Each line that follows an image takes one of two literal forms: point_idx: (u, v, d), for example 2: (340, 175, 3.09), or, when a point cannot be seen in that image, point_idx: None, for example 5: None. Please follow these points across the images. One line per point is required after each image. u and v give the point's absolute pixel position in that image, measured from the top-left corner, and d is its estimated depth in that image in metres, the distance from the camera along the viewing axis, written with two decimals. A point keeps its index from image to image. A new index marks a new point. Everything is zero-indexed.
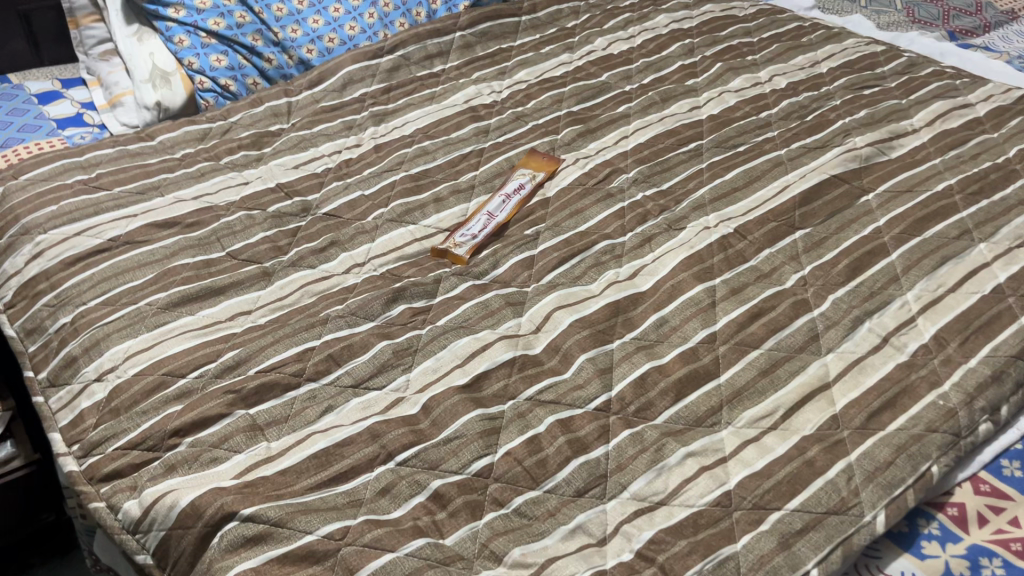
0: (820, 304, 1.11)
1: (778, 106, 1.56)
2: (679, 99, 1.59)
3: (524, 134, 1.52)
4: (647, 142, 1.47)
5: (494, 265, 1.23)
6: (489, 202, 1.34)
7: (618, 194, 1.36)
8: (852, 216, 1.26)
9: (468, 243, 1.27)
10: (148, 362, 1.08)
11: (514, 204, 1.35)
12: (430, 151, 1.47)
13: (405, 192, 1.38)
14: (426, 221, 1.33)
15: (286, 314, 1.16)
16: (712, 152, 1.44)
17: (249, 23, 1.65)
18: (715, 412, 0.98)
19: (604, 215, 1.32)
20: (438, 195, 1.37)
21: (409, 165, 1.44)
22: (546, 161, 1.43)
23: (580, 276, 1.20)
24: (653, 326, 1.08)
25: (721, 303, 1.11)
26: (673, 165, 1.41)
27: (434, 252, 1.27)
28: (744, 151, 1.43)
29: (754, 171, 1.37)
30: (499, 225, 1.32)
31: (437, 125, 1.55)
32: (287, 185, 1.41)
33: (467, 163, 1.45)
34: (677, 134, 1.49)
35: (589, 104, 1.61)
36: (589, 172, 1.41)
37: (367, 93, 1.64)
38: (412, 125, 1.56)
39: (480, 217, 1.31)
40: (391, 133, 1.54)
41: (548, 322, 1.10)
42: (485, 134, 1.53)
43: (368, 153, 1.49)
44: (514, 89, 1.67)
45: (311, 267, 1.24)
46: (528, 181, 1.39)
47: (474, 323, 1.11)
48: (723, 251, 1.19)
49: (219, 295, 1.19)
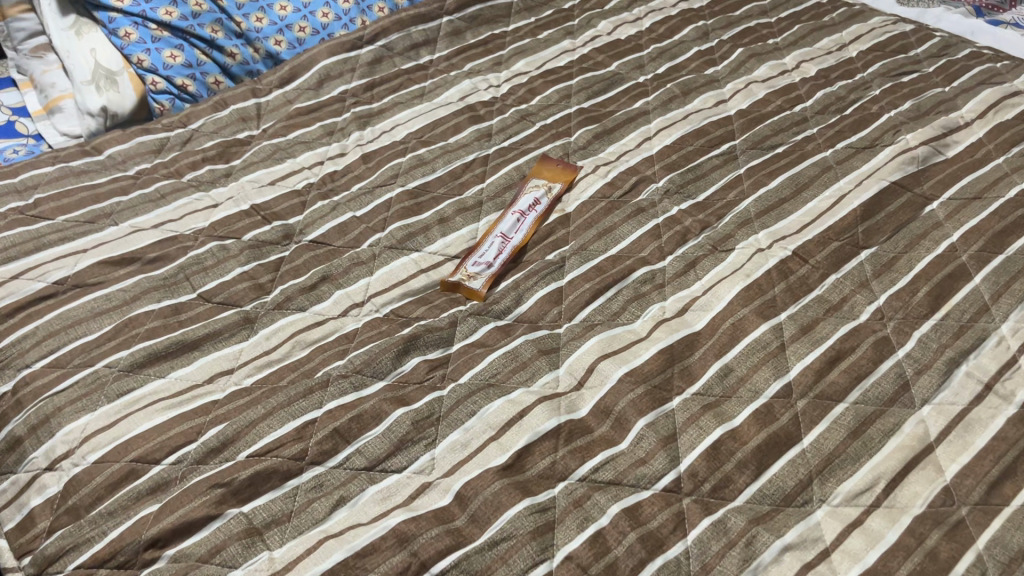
0: (905, 343, 0.95)
1: (811, 99, 1.40)
2: (701, 93, 1.43)
3: (533, 136, 1.34)
4: (673, 145, 1.30)
5: (517, 301, 1.06)
6: (501, 222, 1.17)
7: (650, 208, 1.19)
8: (921, 229, 1.11)
9: (484, 274, 1.09)
10: (112, 445, 0.89)
11: (531, 222, 1.18)
12: (427, 161, 1.28)
13: (404, 212, 1.19)
14: (431, 247, 1.15)
15: (275, 372, 0.97)
16: (748, 154, 1.28)
17: (206, 12, 1.43)
18: (806, 488, 0.82)
19: (638, 235, 1.15)
20: (442, 215, 1.19)
21: (405, 179, 1.25)
22: (561, 170, 1.26)
23: (619, 313, 1.03)
24: (716, 378, 0.92)
25: (791, 344, 0.95)
26: (706, 172, 1.25)
27: (446, 286, 1.09)
28: (785, 153, 1.27)
29: (801, 177, 1.21)
30: (516, 249, 1.14)
31: (432, 128, 1.36)
32: (264, 206, 1.21)
33: (471, 175, 1.27)
34: (705, 134, 1.32)
35: (601, 98, 1.43)
36: (612, 182, 1.24)
37: (347, 91, 1.45)
38: (403, 129, 1.36)
39: (493, 240, 1.14)
40: (380, 139, 1.35)
41: (593, 375, 0.93)
42: (488, 137, 1.34)
43: (355, 164, 1.29)
44: (514, 82, 1.48)
45: (301, 309, 1.06)
46: (544, 193, 1.21)
47: (504, 379, 0.93)
48: (783, 278, 1.03)
49: (192, 350, 1.00)
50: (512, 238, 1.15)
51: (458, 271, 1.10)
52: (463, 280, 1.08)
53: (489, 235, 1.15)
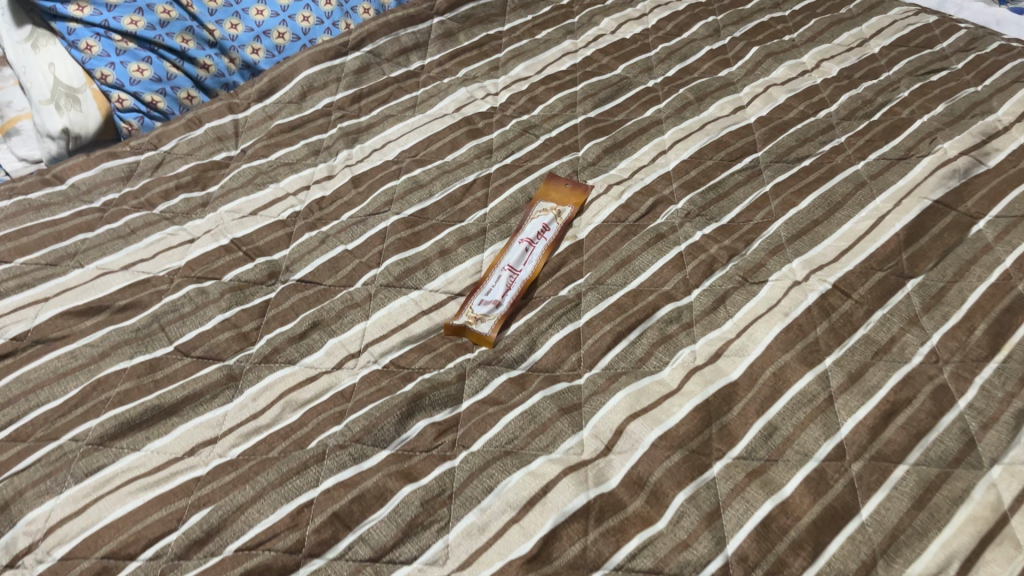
0: (966, 391, 0.86)
1: (836, 103, 1.30)
2: (716, 99, 1.32)
3: (537, 152, 1.23)
4: (691, 159, 1.19)
5: (530, 347, 0.95)
6: (508, 254, 1.07)
7: (670, 233, 1.08)
8: (970, 254, 1.01)
9: (493, 315, 0.99)
10: (80, 537, 0.78)
11: (540, 252, 1.07)
12: (424, 183, 1.17)
13: (401, 244, 1.08)
14: (432, 284, 1.04)
15: (264, 440, 0.87)
16: (773, 169, 1.17)
17: (176, 19, 1.31)
18: (870, 571, 0.73)
19: (659, 265, 1.04)
20: (443, 246, 1.08)
21: (400, 205, 1.14)
22: (570, 191, 1.15)
23: (645, 360, 0.93)
24: (760, 439, 0.83)
25: (840, 396, 0.86)
26: (729, 190, 1.14)
27: (451, 329, 0.98)
28: (813, 166, 1.17)
29: (834, 194, 1.11)
30: (527, 283, 1.04)
31: (427, 145, 1.25)
32: (245, 241, 1.10)
33: (472, 198, 1.16)
34: (725, 147, 1.21)
35: (609, 106, 1.32)
36: (627, 203, 1.14)
37: (333, 104, 1.33)
38: (396, 146, 1.25)
39: (501, 274, 1.04)
40: (370, 158, 1.23)
41: (622, 439, 0.83)
42: (488, 154, 1.23)
43: (344, 187, 1.18)
44: (513, 89, 1.37)
45: (290, 362, 0.95)
46: (553, 219, 1.11)
47: (522, 445, 0.83)
48: (826, 317, 0.93)
49: (169, 417, 0.89)
50: (520, 272, 1.05)
51: (464, 313, 1.00)
52: (470, 323, 0.98)
53: (495, 269, 1.05)
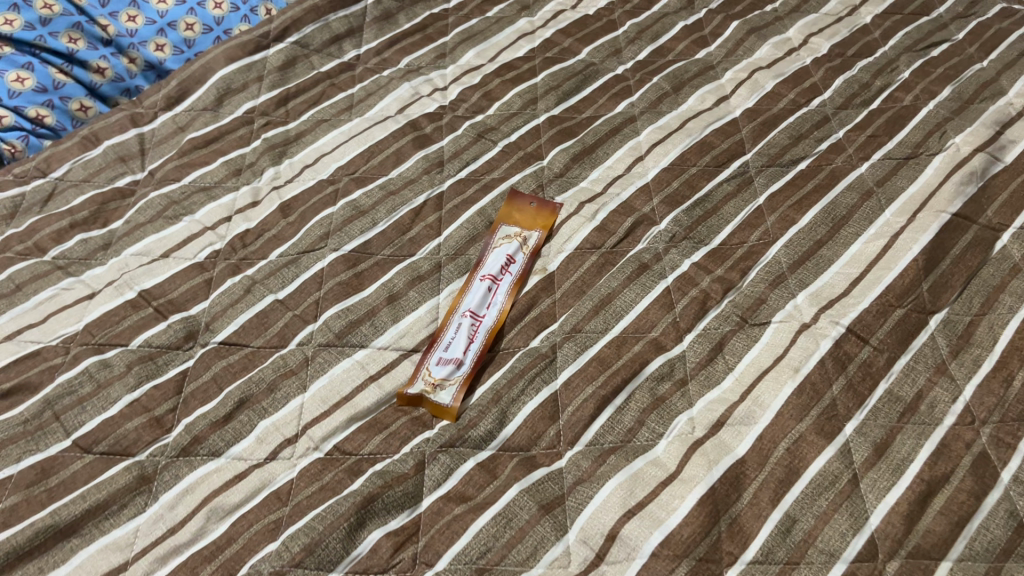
0: (1010, 459, 0.73)
1: (829, 89, 1.15)
2: (695, 87, 1.16)
3: (495, 163, 1.07)
4: (672, 167, 1.04)
5: (500, 420, 0.81)
6: (469, 298, 0.92)
7: (654, 263, 0.94)
8: (998, 279, 0.88)
9: (455, 377, 0.84)
10: None
11: (506, 291, 0.93)
12: (365, 208, 1.00)
13: (341, 291, 0.92)
14: (381, 340, 0.88)
15: (183, 564, 0.72)
16: (765, 176, 1.03)
17: (59, 16, 1.12)
18: None
19: (644, 304, 0.90)
20: (391, 290, 0.92)
21: (338, 238, 0.97)
22: (537, 213, 1.00)
23: (636, 434, 0.79)
24: (777, 538, 0.70)
25: (866, 475, 0.73)
26: (717, 205, 1.00)
27: (406, 399, 0.84)
28: (810, 172, 1.03)
29: (837, 208, 0.97)
30: (493, 332, 0.89)
31: (367, 158, 1.07)
32: (156, 293, 0.93)
33: (423, 226, 0.99)
34: (709, 149, 1.06)
35: (574, 100, 1.16)
36: (602, 225, 0.98)
37: (255, 109, 1.14)
38: (331, 160, 1.07)
39: (462, 326, 0.89)
40: (302, 176, 1.06)
41: (615, 547, 0.70)
42: (439, 167, 1.06)
43: (271, 217, 1.01)
44: (464, 82, 1.19)
45: (214, 455, 0.80)
46: (518, 248, 0.97)
47: (497, 560, 0.70)
48: (842, 371, 0.80)
49: (65, 540, 0.73)
50: (483, 318, 0.90)
51: (420, 377, 0.85)
52: (427, 391, 0.84)
53: (453, 316, 0.90)
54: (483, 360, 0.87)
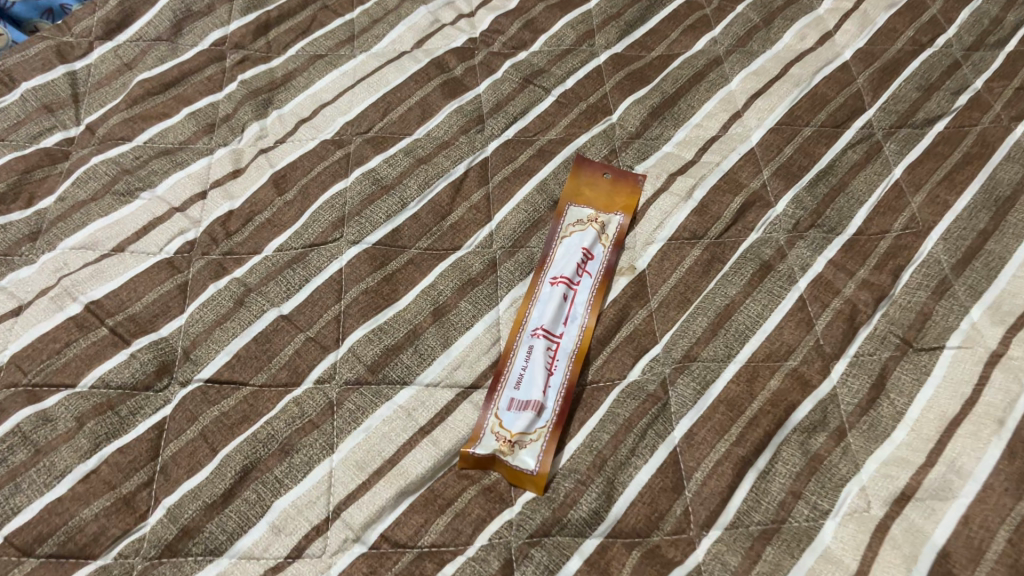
0: None
1: (953, 24, 0.90)
2: (790, 19, 0.92)
3: (552, 118, 0.82)
4: (779, 128, 0.81)
5: (606, 494, 0.60)
6: (541, 312, 0.69)
7: (778, 262, 0.72)
8: None
9: (538, 430, 0.63)
10: None
11: (587, 301, 0.71)
12: (388, 183, 0.76)
13: (368, 302, 0.68)
14: (429, 375, 0.65)
15: None
16: (897, 141, 0.80)
17: None
18: None
19: (773, 322, 0.68)
20: (436, 300, 0.69)
21: (356, 226, 0.72)
22: (615, 191, 0.77)
23: (795, 513, 0.59)
24: None
25: None
26: (845, 179, 0.78)
27: (472, 462, 0.62)
28: (954, 135, 0.80)
29: (999, 187, 0.75)
30: (577, 358, 0.67)
31: (383, 111, 0.81)
32: (111, 306, 0.67)
33: (467, 206, 0.75)
34: (822, 104, 0.83)
35: (640, 34, 0.90)
36: (702, 208, 0.76)
37: (226, 40, 0.86)
38: (335, 112, 0.81)
39: (537, 354, 0.67)
40: (297, 135, 0.80)
41: None
42: (480, 124, 0.81)
43: (262, 192, 0.75)
44: (496, 7, 0.92)
45: (213, 555, 0.56)
46: (596, 239, 0.74)
47: None
48: None
49: None
50: (561, 339, 0.68)
51: (488, 429, 0.63)
52: (502, 451, 0.62)
53: (521, 336, 0.68)
54: (570, 400, 0.65)
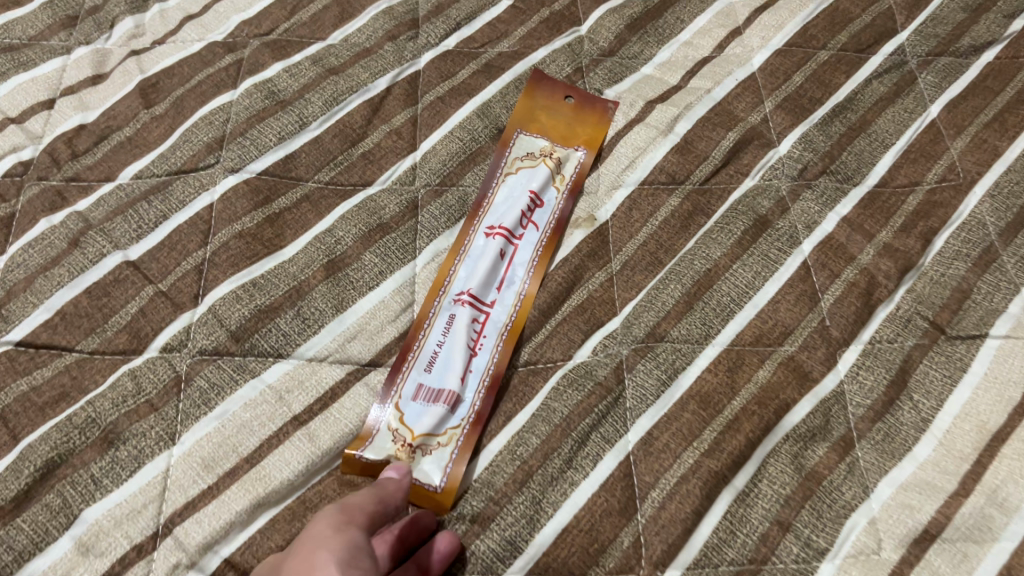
0: None
1: None
2: None
3: (504, 26, 0.66)
4: (789, 49, 0.65)
5: (532, 517, 0.45)
6: (468, 271, 0.54)
7: (777, 217, 0.56)
8: None
9: (449, 431, 0.48)
10: None
11: (529, 261, 0.55)
12: (286, 98, 0.59)
13: (242, 250, 0.53)
14: (313, 347, 0.50)
15: None
16: (936, 71, 0.64)
17: None
18: None
19: (766, 295, 0.53)
20: (332, 250, 0.53)
21: (239, 151, 0.56)
22: (580, 119, 0.61)
23: (780, 551, 0.44)
24: None
25: None
26: (868, 116, 0.61)
27: (358, 469, 0.47)
28: (1008, 66, 0.63)
29: None
30: (510, 335, 0.52)
31: (291, 9, 0.64)
32: None
33: (386, 131, 0.59)
34: (844, 22, 0.67)
35: None
36: (684, 145, 0.60)
37: None
38: (230, 9, 0.64)
39: (459, 328, 0.51)
40: (179, 34, 0.63)
41: None
42: (412, 29, 0.64)
43: (124, 103, 0.59)
44: None
45: None
46: (548, 180, 0.58)
47: None
48: None
49: None
50: (493, 309, 0.53)
51: (383, 426, 0.48)
52: (400, 457, 0.47)
53: (440, 301, 0.52)
54: (496, 390, 0.50)
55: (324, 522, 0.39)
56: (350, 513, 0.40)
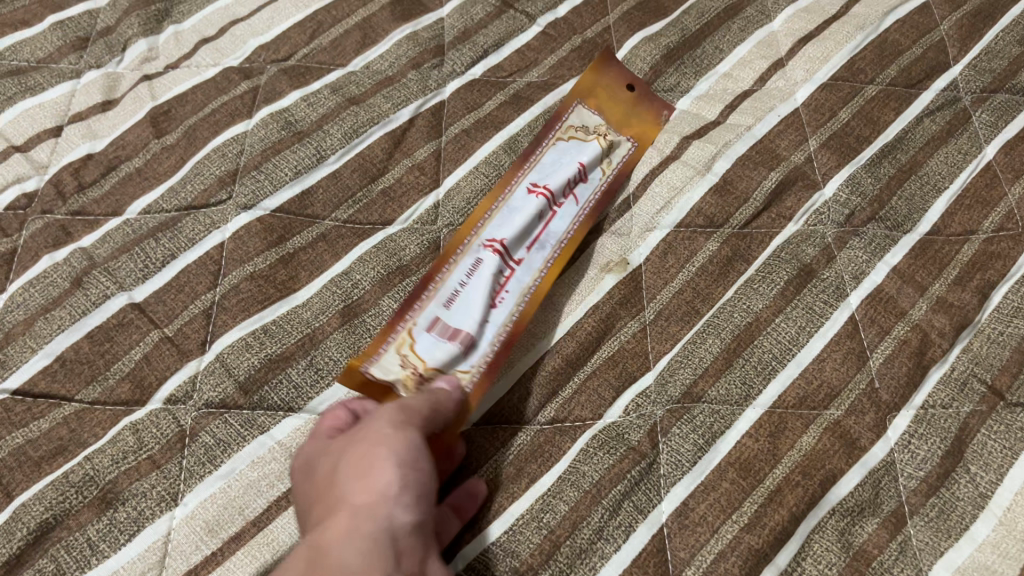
0: None
1: None
2: None
3: (534, 54, 0.62)
4: (834, 83, 0.61)
5: None
6: (502, 223, 0.52)
7: (822, 267, 0.53)
8: None
9: (458, 372, 0.47)
10: None
11: (562, 233, 0.53)
12: (304, 129, 0.56)
13: (254, 293, 0.50)
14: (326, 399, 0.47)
15: None
16: (993, 109, 0.60)
17: None
18: None
19: (811, 352, 0.49)
20: (349, 294, 0.50)
21: (253, 185, 0.54)
22: (639, 109, 0.59)
23: None
24: None
25: None
26: (919, 157, 0.58)
27: (357, 381, 0.46)
28: None
29: None
30: (533, 299, 0.51)
31: (311, 34, 0.62)
32: None
33: (407, 165, 0.56)
34: (893, 55, 0.63)
35: None
36: (723, 185, 0.56)
37: None
38: (248, 32, 0.62)
39: (485, 277, 0.50)
40: (193, 59, 0.60)
41: None
42: (437, 56, 0.61)
43: (135, 132, 0.56)
44: None
45: None
46: (596, 158, 0.56)
47: None
48: None
49: None
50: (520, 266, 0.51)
51: (393, 346, 0.48)
52: (405, 384, 0.46)
53: (470, 243, 0.52)
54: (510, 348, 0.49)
55: (382, 417, 0.39)
56: (408, 412, 0.40)
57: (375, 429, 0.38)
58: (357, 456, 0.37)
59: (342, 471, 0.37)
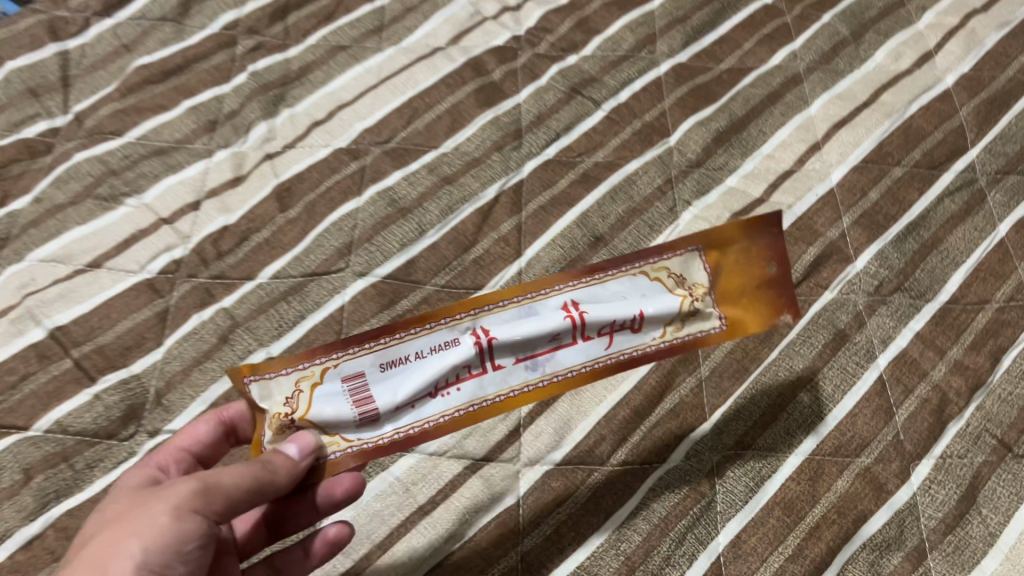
0: None
1: None
2: (886, 32, 0.78)
3: (600, 136, 0.72)
4: (865, 166, 0.70)
5: None
6: (509, 321, 0.46)
7: (855, 332, 0.61)
8: None
9: (337, 437, 0.45)
10: None
11: (569, 367, 0.47)
12: (406, 206, 0.66)
13: None
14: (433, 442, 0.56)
15: None
16: (1004, 190, 0.69)
17: None
18: None
19: (844, 407, 0.58)
20: None
21: (367, 256, 0.63)
22: (762, 300, 0.50)
23: None
24: None
25: None
26: (940, 233, 0.66)
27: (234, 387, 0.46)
28: None
29: None
30: (467, 415, 0.46)
31: (408, 118, 0.71)
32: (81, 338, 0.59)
33: (494, 238, 0.65)
34: (917, 139, 0.71)
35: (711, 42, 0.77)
36: None
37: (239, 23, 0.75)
38: (353, 116, 0.71)
39: (435, 368, 0.45)
40: (307, 141, 0.70)
41: None
42: (516, 139, 0.71)
43: (263, 206, 0.66)
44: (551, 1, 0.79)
45: None
46: (664, 319, 0.48)
47: None
48: None
49: None
50: (489, 372, 0.46)
51: (297, 375, 0.45)
52: (272, 421, 0.45)
53: (463, 318, 0.46)
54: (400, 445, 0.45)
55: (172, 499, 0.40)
56: (210, 495, 0.40)
57: (161, 513, 0.40)
58: (116, 533, 0.39)
59: (98, 536, 0.40)
